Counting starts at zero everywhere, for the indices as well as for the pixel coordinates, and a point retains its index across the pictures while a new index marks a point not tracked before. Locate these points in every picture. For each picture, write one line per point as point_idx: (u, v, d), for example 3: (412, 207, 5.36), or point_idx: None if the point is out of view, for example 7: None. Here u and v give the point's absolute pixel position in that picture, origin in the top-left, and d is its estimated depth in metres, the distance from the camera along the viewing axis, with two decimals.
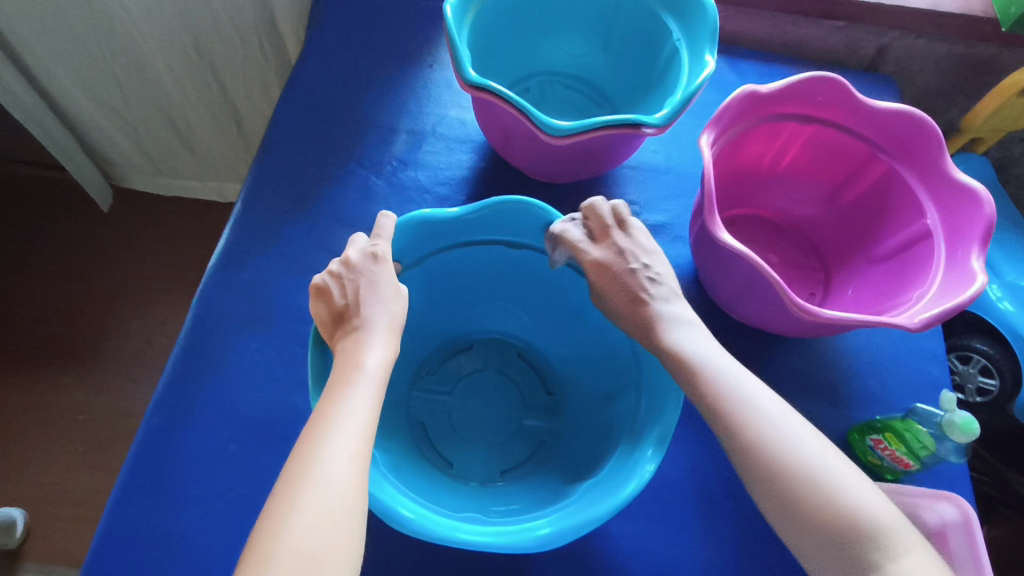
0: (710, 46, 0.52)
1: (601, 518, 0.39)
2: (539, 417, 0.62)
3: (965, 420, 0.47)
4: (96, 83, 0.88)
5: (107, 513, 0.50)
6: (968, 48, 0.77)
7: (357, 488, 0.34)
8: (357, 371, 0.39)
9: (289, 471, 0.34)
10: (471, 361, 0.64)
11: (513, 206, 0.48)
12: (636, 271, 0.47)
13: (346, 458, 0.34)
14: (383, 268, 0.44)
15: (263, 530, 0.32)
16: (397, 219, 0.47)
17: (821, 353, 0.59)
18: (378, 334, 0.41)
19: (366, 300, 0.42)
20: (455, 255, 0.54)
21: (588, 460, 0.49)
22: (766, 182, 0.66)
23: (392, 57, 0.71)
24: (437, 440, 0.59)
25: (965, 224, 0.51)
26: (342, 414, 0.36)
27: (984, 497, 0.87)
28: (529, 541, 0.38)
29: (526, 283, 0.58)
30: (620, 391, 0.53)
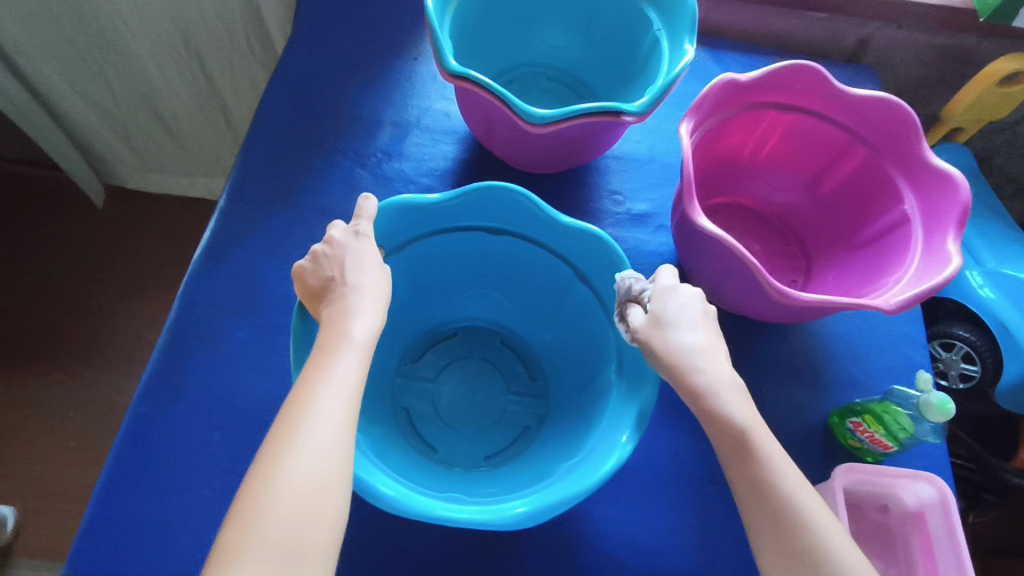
0: (688, 36, 0.53)
1: (579, 495, 0.39)
2: (522, 404, 0.62)
3: (942, 400, 0.47)
4: (82, 79, 0.88)
5: (93, 502, 0.50)
6: (948, 39, 0.77)
7: (343, 455, 0.34)
8: (344, 339, 0.39)
9: (276, 433, 0.34)
10: (454, 348, 0.64)
11: (494, 191, 0.49)
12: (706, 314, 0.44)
13: (332, 424, 0.35)
14: (366, 243, 0.44)
15: (250, 489, 0.32)
16: (379, 202, 0.46)
17: (803, 339, 0.60)
18: (364, 302, 0.42)
19: (352, 272, 0.43)
20: (436, 241, 0.54)
21: (569, 441, 0.50)
22: (746, 172, 0.67)
23: (377, 50, 0.71)
24: (422, 426, 0.59)
25: (941, 209, 0.51)
26: (329, 381, 0.37)
27: (965, 481, 0.86)
28: (511, 516, 0.38)
29: (508, 269, 0.59)
30: (597, 373, 0.53)
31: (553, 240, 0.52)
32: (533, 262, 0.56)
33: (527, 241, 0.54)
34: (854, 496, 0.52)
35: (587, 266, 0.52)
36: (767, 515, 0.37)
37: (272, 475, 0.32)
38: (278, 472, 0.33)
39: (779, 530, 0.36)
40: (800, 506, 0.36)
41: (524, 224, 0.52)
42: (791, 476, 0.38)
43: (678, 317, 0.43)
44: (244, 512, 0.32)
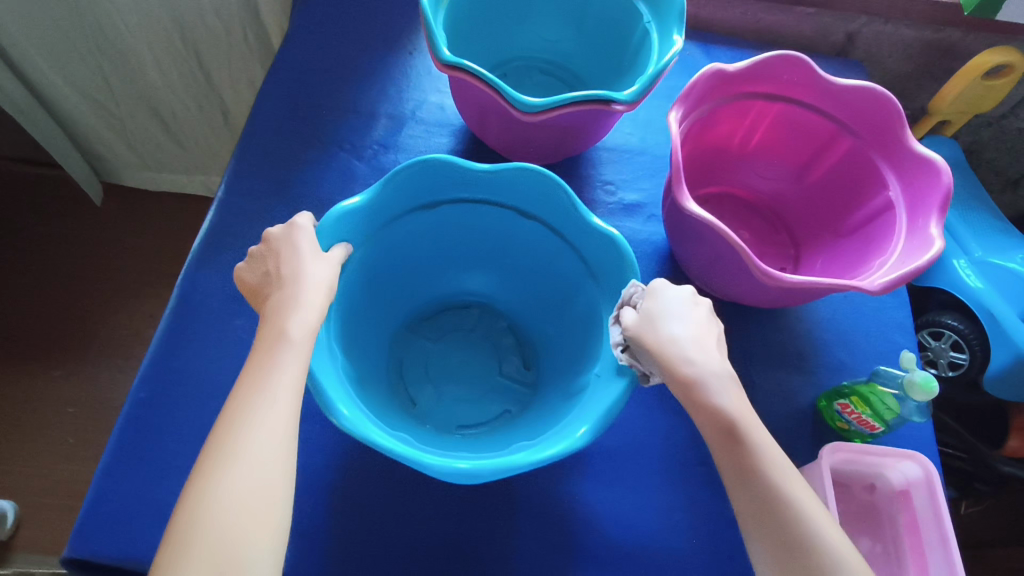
0: (677, 27, 0.54)
1: (520, 464, 0.39)
2: (513, 388, 0.62)
3: (925, 379, 0.49)
4: (81, 76, 0.89)
5: (94, 484, 0.51)
6: (935, 33, 0.79)
7: (283, 461, 0.35)
8: (280, 339, 0.38)
9: (214, 442, 0.35)
10: (464, 321, 0.66)
11: (521, 172, 0.50)
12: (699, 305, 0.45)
13: (268, 432, 0.35)
14: (303, 240, 0.44)
15: (186, 502, 0.33)
16: (317, 219, 0.46)
17: (792, 324, 0.61)
18: (302, 297, 0.41)
19: (289, 271, 0.42)
20: (434, 216, 0.56)
21: (555, 407, 0.50)
22: (736, 161, 0.68)
23: (373, 45, 0.73)
24: (411, 382, 0.61)
25: (924, 195, 0.53)
26: (266, 387, 0.37)
27: (958, 471, 0.87)
28: (463, 471, 0.38)
29: (509, 248, 0.60)
30: (578, 355, 0.54)
31: (544, 211, 0.54)
32: (530, 241, 0.57)
33: (523, 216, 0.55)
34: (841, 476, 0.53)
35: (584, 245, 0.53)
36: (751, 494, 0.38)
37: (210, 483, 0.33)
38: (219, 478, 0.33)
39: (762, 510, 0.37)
40: (783, 487, 0.37)
41: (523, 200, 0.54)
42: (774, 458, 0.38)
43: (673, 310, 0.44)
44: (188, 517, 0.32)
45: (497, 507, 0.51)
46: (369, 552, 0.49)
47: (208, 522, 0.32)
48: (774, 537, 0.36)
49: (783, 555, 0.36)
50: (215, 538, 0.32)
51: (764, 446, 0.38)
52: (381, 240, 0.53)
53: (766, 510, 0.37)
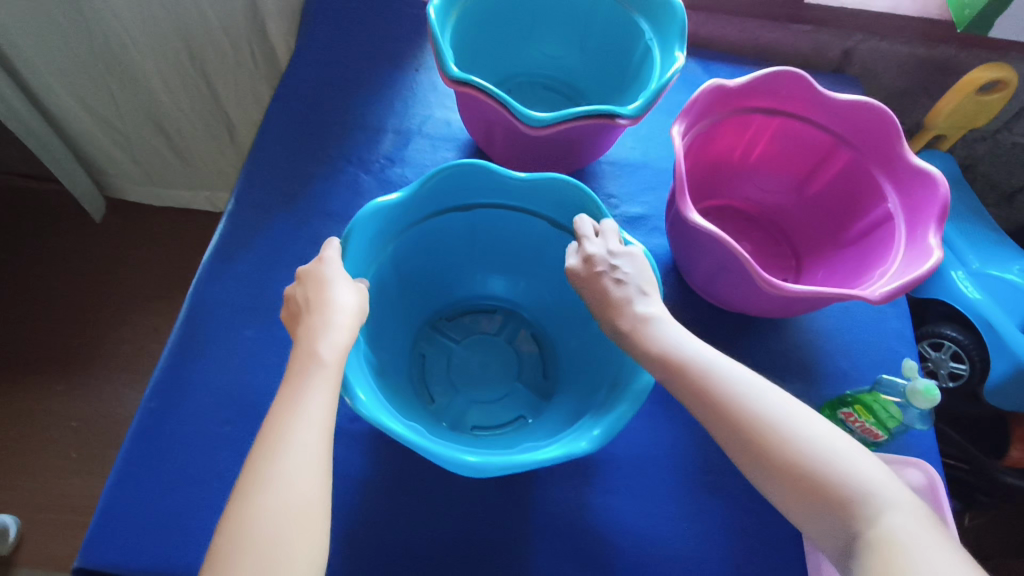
0: (678, 43, 0.56)
1: (525, 465, 0.39)
2: (529, 397, 0.62)
3: (927, 387, 0.50)
4: (87, 91, 0.91)
5: (105, 494, 0.51)
6: (929, 49, 0.80)
7: (320, 482, 0.36)
8: (314, 362, 0.39)
9: (254, 465, 0.35)
10: (488, 325, 0.67)
11: (551, 183, 0.51)
12: (602, 274, 0.47)
13: (305, 454, 0.36)
14: (329, 264, 0.45)
15: (230, 523, 0.34)
16: (341, 241, 0.47)
17: (794, 334, 0.62)
18: (334, 319, 0.42)
19: (319, 294, 0.43)
20: (448, 223, 0.57)
21: (578, 406, 0.51)
22: (740, 176, 0.69)
23: (379, 63, 0.74)
24: (430, 377, 0.63)
25: (923, 206, 0.54)
26: (303, 408, 0.37)
27: (961, 484, 0.87)
28: (466, 460, 0.39)
29: (525, 252, 0.61)
30: (597, 363, 0.54)
31: (557, 214, 0.54)
32: (547, 245, 0.58)
33: (539, 220, 0.56)
34: None
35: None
36: (755, 455, 0.39)
37: (252, 505, 0.34)
38: (260, 500, 0.34)
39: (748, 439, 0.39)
40: (785, 431, 0.38)
41: (537, 204, 0.54)
42: (766, 403, 0.39)
43: (603, 288, 0.47)
44: (231, 538, 0.33)
45: (505, 517, 0.51)
46: (379, 560, 0.49)
47: (254, 541, 0.33)
48: (790, 485, 0.37)
49: (811, 502, 0.37)
50: (260, 558, 0.32)
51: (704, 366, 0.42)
52: (399, 245, 0.55)
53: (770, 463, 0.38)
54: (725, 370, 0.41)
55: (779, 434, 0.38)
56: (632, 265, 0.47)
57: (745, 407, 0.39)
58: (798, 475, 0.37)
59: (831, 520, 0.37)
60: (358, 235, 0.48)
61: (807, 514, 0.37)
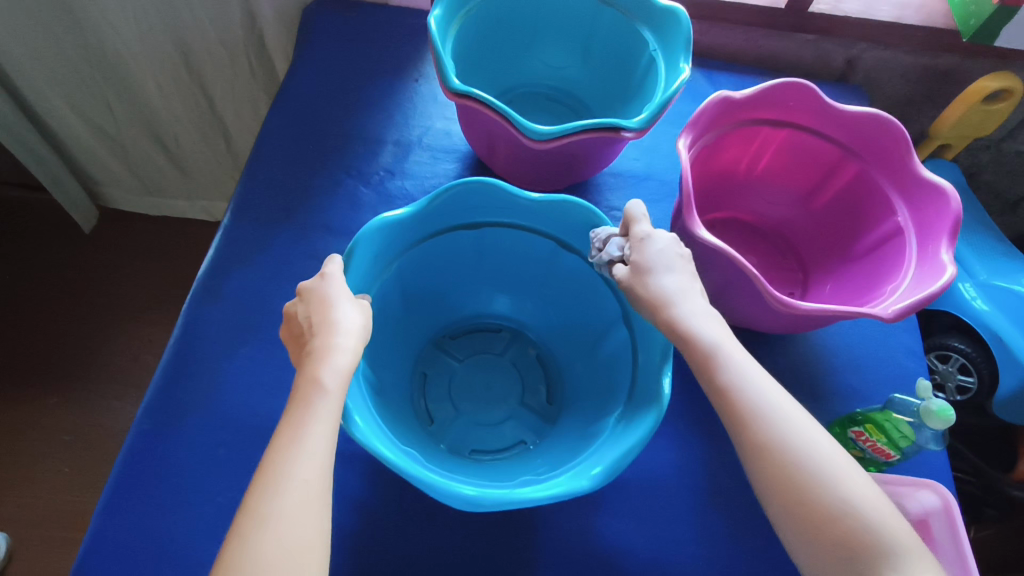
0: (684, 55, 0.55)
1: (526, 501, 0.37)
2: (532, 421, 0.60)
3: (942, 408, 0.48)
4: (82, 99, 0.89)
5: (96, 519, 0.49)
6: (934, 59, 0.80)
7: (319, 517, 0.34)
8: (315, 389, 0.38)
9: (250, 500, 0.34)
10: (492, 345, 0.65)
11: (563, 206, 0.50)
12: (675, 255, 0.45)
13: (304, 488, 0.34)
14: (330, 282, 0.43)
15: (225, 564, 0.32)
16: (342, 262, 0.45)
17: (802, 350, 0.61)
18: (336, 341, 0.40)
19: (321, 315, 0.42)
20: (449, 241, 0.55)
21: (583, 432, 0.50)
22: (745, 190, 0.68)
23: (379, 74, 0.73)
24: (430, 396, 0.61)
25: (934, 220, 0.53)
26: (304, 438, 0.36)
27: (968, 497, 0.86)
28: (465, 493, 0.38)
29: (527, 269, 0.59)
30: (608, 384, 0.53)
31: (562, 231, 0.53)
32: (551, 262, 0.57)
33: (543, 238, 0.55)
34: None
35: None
36: (795, 507, 0.36)
37: (248, 544, 0.32)
38: (255, 539, 0.32)
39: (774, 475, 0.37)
40: (815, 474, 0.36)
41: (542, 222, 0.53)
42: (823, 458, 0.37)
43: (659, 262, 0.45)
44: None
45: (509, 542, 0.50)
46: None
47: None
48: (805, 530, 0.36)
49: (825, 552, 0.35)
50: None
51: (748, 390, 0.39)
52: (401, 263, 0.53)
53: (819, 522, 0.35)
54: (784, 410, 0.38)
55: (831, 493, 0.36)
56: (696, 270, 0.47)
57: (797, 458, 0.37)
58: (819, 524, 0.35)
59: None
60: (359, 255, 0.47)
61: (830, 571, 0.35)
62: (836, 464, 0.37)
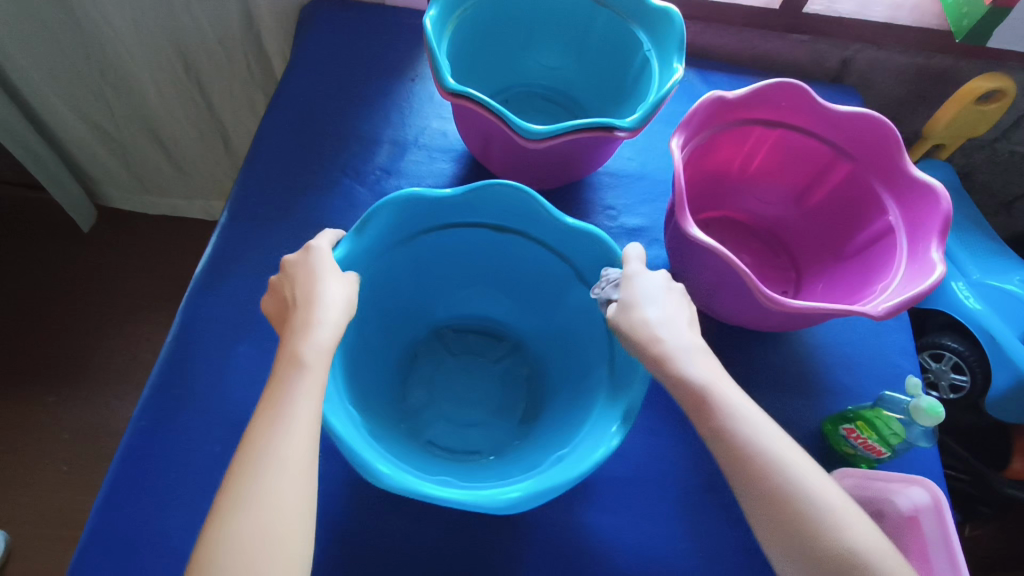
0: (677, 55, 0.55)
1: (485, 503, 0.38)
2: (503, 428, 0.59)
3: (931, 405, 0.49)
4: (80, 97, 0.90)
5: (93, 514, 0.50)
6: (927, 59, 0.80)
7: (303, 487, 0.35)
8: (295, 364, 0.38)
9: (236, 474, 0.34)
10: (489, 349, 0.66)
11: (589, 237, 0.50)
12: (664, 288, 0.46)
13: (289, 461, 0.35)
14: (314, 256, 0.45)
15: (211, 535, 0.32)
16: (335, 244, 0.47)
17: (795, 348, 0.61)
18: (317, 316, 0.41)
19: (304, 289, 0.43)
20: (445, 237, 0.56)
21: (557, 429, 0.50)
22: (739, 190, 0.69)
23: (375, 73, 0.73)
24: (417, 389, 0.62)
25: (925, 219, 0.53)
26: (287, 412, 0.36)
27: (962, 494, 0.87)
28: (439, 493, 0.38)
29: (517, 272, 0.60)
30: (589, 375, 0.53)
31: (556, 241, 0.54)
32: (541, 265, 0.57)
33: (537, 244, 0.55)
34: None
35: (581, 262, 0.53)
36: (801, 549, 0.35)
37: (233, 516, 0.33)
38: (240, 511, 0.33)
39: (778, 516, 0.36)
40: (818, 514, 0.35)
41: (536, 230, 0.53)
42: (820, 493, 0.36)
43: (646, 295, 0.44)
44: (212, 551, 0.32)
45: (502, 538, 0.50)
46: None
47: (234, 549, 0.32)
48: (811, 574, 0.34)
49: None
50: (241, 566, 0.31)
51: (746, 427, 0.38)
52: (392, 256, 0.54)
53: (800, 537, 0.35)
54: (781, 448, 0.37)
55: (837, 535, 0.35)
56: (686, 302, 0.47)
57: (800, 497, 0.36)
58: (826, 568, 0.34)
59: None
60: (350, 240, 0.48)
61: None
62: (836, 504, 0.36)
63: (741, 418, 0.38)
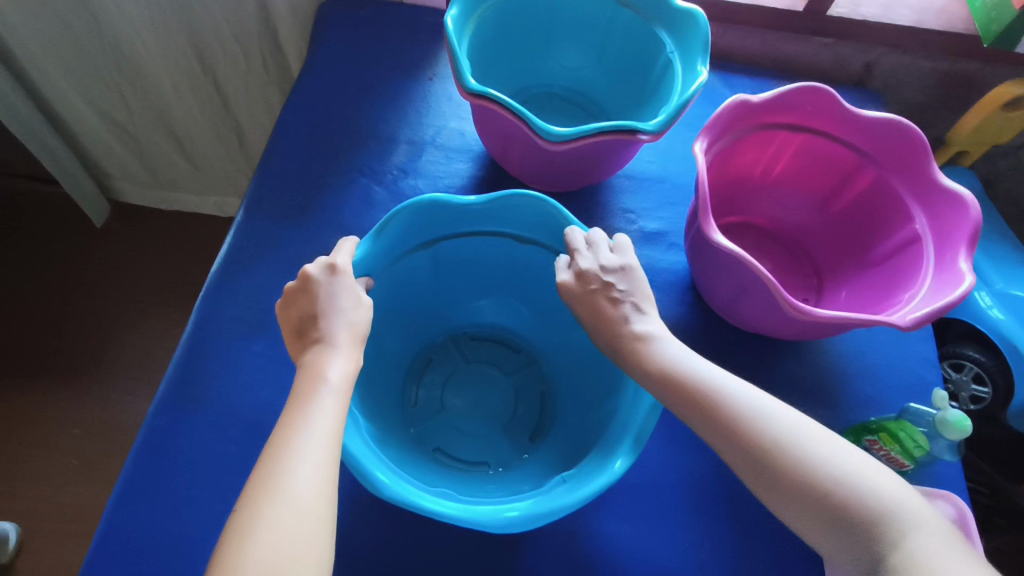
0: (701, 58, 0.54)
1: (492, 525, 0.37)
2: (504, 449, 0.59)
3: (958, 418, 0.48)
4: (96, 90, 0.90)
5: (107, 514, 0.50)
6: (953, 64, 0.79)
7: (325, 495, 0.35)
8: (320, 382, 0.39)
9: (256, 481, 0.34)
10: (504, 362, 0.65)
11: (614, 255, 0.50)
12: (596, 292, 0.47)
13: (315, 468, 0.35)
14: (341, 275, 0.45)
15: (232, 539, 0.32)
16: (356, 250, 0.47)
17: (816, 357, 0.60)
18: (341, 347, 0.42)
19: (327, 309, 0.43)
20: (463, 244, 0.56)
21: (568, 450, 0.49)
22: (761, 193, 0.68)
23: (393, 72, 0.73)
24: (429, 399, 0.62)
25: (953, 228, 0.52)
26: (309, 424, 0.37)
27: (979, 506, 0.85)
28: (430, 506, 0.37)
29: (532, 282, 0.59)
30: (599, 402, 0.51)
31: None
32: (555, 277, 0.56)
33: (555, 258, 0.54)
34: None
35: None
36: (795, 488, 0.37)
37: (256, 519, 0.33)
38: (263, 515, 0.33)
39: (769, 465, 0.38)
40: (800, 452, 0.38)
41: (555, 241, 0.53)
42: (796, 433, 0.39)
43: (591, 305, 0.47)
44: (234, 556, 0.32)
45: (517, 548, 0.49)
46: None
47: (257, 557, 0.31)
48: (810, 509, 0.37)
49: (834, 521, 0.37)
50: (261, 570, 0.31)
51: (720, 386, 0.41)
52: (410, 260, 0.54)
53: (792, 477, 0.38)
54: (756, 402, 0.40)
55: (819, 466, 0.37)
56: (627, 281, 0.48)
57: (781, 438, 0.38)
58: (821, 497, 0.37)
59: (857, 537, 0.36)
60: (369, 241, 0.48)
61: (839, 534, 0.37)
62: (811, 435, 0.39)
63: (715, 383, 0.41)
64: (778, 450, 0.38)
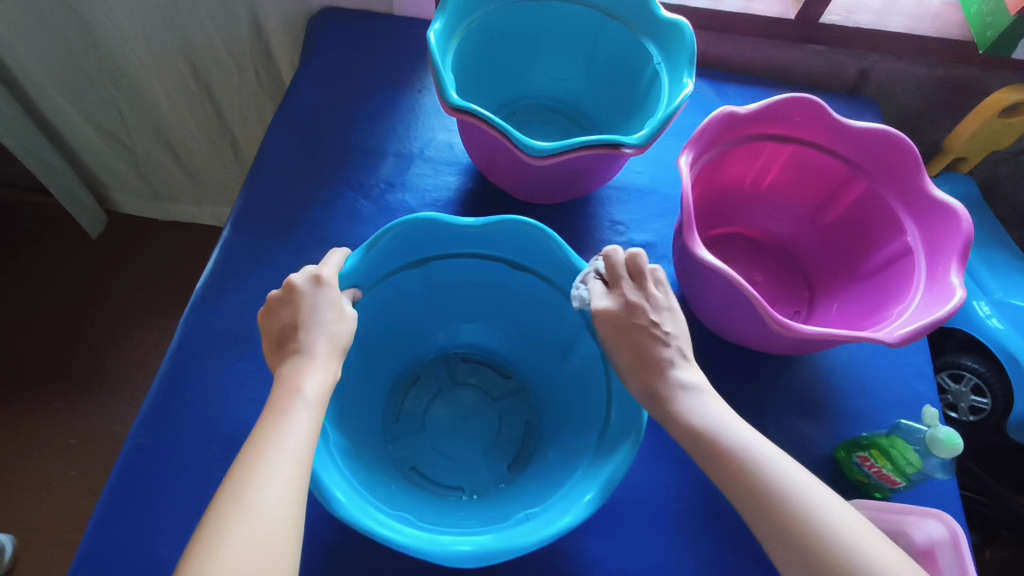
0: (687, 69, 0.53)
1: (446, 555, 0.37)
2: (486, 472, 0.58)
3: (948, 435, 0.47)
4: (90, 103, 0.90)
5: (88, 533, 0.49)
6: (949, 70, 0.78)
7: (293, 512, 0.34)
8: (294, 397, 0.39)
9: (224, 496, 0.34)
10: (492, 383, 0.64)
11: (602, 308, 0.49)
12: (648, 330, 0.45)
13: (284, 485, 0.34)
14: (325, 287, 0.44)
15: (196, 555, 0.31)
16: (341, 267, 0.46)
17: (807, 370, 0.59)
18: (319, 359, 0.42)
19: (309, 322, 0.43)
20: (449, 264, 0.55)
21: (551, 478, 0.48)
22: (751, 205, 0.67)
23: (382, 84, 0.73)
24: (415, 418, 0.62)
25: (945, 241, 0.51)
26: (281, 441, 0.36)
27: (979, 517, 0.84)
28: (379, 530, 0.37)
29: (520, 303, 0.58)
30: (585, 428, 0.51)
31: (560, 279, 0.52)
32: (543, 300, 0.56)
33: (542, 281, 0.53)
34: None
35: None
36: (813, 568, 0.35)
37: (222, 536, 0.32)
38: (228, 532, 0.32)
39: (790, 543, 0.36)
40: (823, 529, 0.36)
41: (542, 264, 0.52)
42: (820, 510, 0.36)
43: (642, 347, 0.45)
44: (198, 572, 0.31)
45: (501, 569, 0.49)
46: None
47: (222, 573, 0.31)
48: None
49: None
50: None
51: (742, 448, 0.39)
52: (399, 277, 0.54)
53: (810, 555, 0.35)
54: (784, 471, 0.38)
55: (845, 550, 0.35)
56: (674, 323, 0.46)
57: (803, 511, 0.36)
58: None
59: None
60: (357, 255, 0.47)
61: None
62: (839, 516, 0.36)
63: (742, 446, 0.40)
64: (799, 523, 0.36)
